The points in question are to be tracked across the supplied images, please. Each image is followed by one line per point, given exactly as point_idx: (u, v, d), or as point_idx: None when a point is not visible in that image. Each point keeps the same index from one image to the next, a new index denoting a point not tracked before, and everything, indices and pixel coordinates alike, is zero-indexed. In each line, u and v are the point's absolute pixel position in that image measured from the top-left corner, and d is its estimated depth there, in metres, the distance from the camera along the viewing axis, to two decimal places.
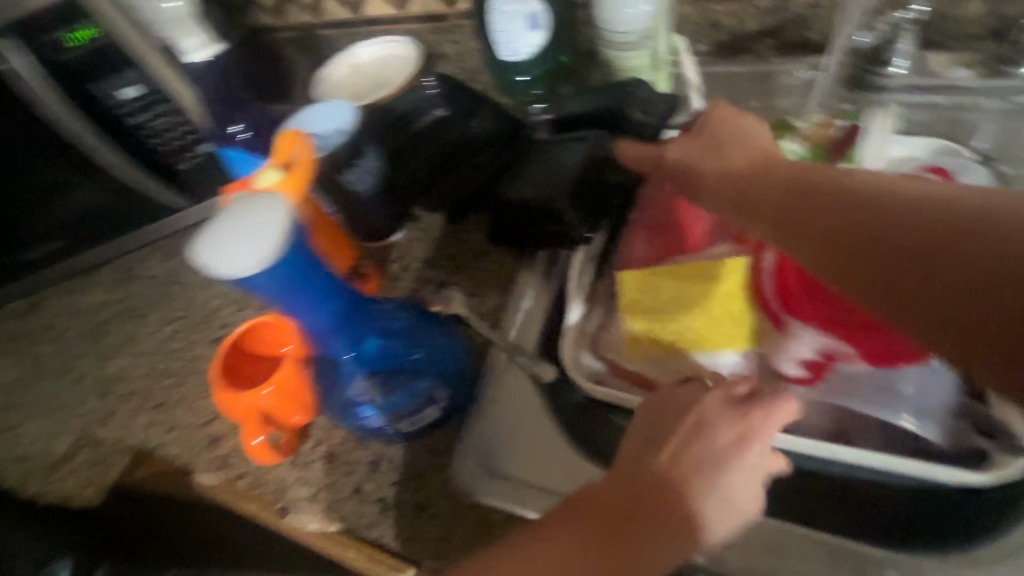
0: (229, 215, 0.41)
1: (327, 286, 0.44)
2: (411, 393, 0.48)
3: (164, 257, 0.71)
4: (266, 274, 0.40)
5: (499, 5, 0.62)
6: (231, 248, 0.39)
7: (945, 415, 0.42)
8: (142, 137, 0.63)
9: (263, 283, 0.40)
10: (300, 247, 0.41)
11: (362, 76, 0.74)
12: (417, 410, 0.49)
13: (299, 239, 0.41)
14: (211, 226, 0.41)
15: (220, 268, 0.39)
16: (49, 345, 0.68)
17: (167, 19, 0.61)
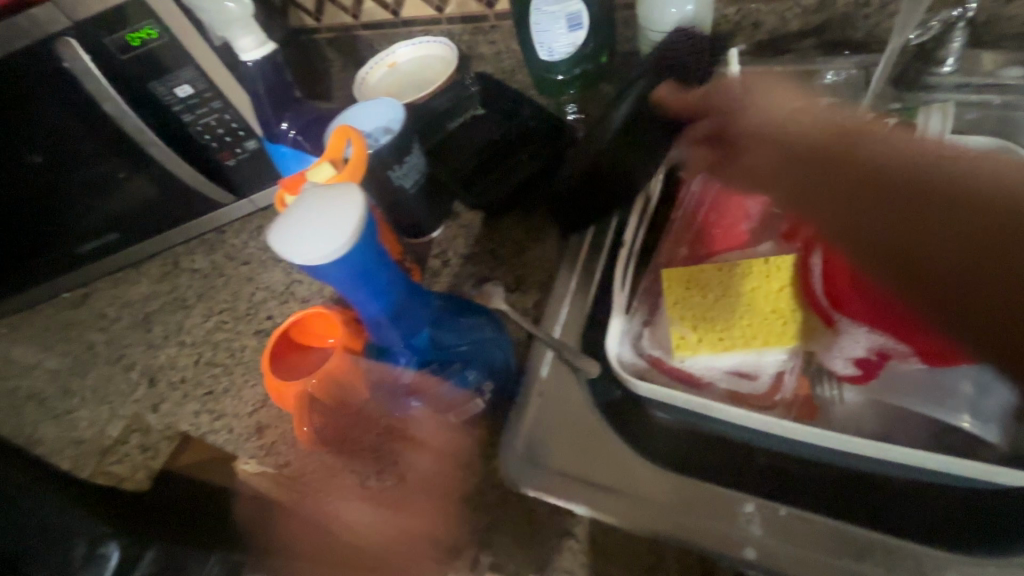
0: (301, 209, 0.42)
1: (388, 280, 0.46)
2: (457, 383, 0.50)
3: (208, 251, 0.75)
4: (336, 265, 0.41)
5: (539, 5, 0.62)
6: (304, 241, 0.40)
7: (1004, 416, 0.40)
8: (193, 132, 0.66)
9: (332, 273, 0.42)
10: (367, 239, 0.43)
11: (401, 77, 0.76)
12: (463, 401, 0.50)
13: (366, 231, 0.43)
14: (284, 219, 0.42)
15: (295, 259, 0.40)
16: (102, 333, 0.71)
17: (221, 20, 0.59)
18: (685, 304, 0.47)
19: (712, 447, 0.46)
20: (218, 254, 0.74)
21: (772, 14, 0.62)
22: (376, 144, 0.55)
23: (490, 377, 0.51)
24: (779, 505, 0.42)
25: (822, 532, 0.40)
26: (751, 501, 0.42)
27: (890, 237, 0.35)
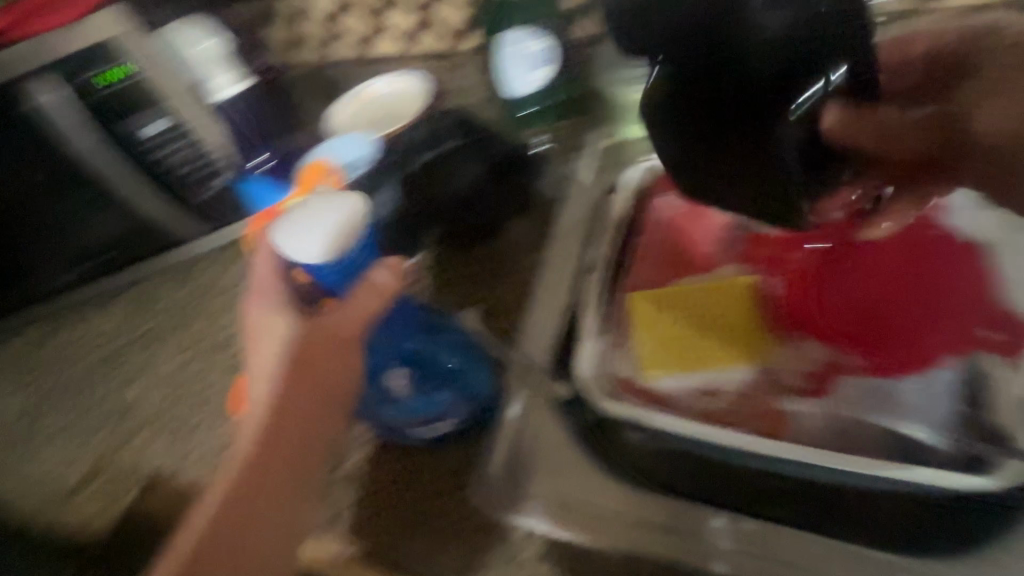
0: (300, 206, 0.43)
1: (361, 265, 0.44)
2: (428, 406, 0.50)
3: (175, 287, 0.74)
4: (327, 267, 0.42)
5: (507, 44, 0.65)
6: (301, 236, 0.41)
7: (952, 424, 0.43)
8: (164, 169, 0.66)
9: (322, 272, 0.42)
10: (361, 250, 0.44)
11: (373, 111, 0.76)
12: (433, 419, 0.50)
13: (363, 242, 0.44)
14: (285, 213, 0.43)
15: (287, 250, 0.41)
16: (66, 374, 0.69)
17: (198, 61, 0.62)
18: (653, 327, 0.49)
19: (683, 464, 0.46)
20: (189, 287, 0.73)
21: None
22: (350, 175, 0.56)
23: (466, 402, 0.51)
24: (746, 516, 0.45)
25: (783, 537, 0.45)
26: (722, 514, 0.46)
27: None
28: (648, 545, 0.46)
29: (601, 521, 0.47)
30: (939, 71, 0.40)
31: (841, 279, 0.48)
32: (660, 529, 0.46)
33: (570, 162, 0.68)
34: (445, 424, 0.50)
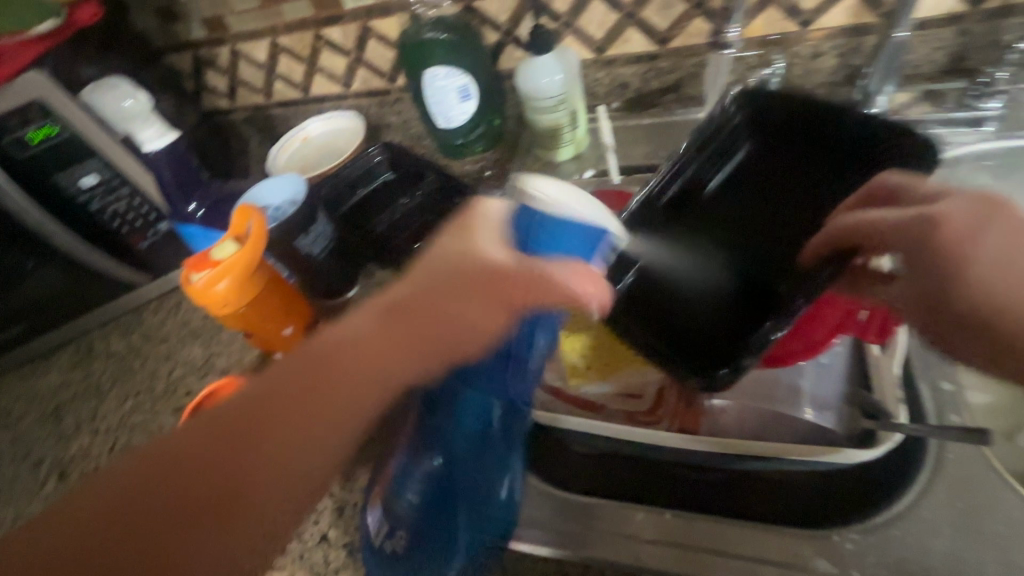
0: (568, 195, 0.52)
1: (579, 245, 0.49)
2: (413, 478, 0.48)
3: (122, 334, 0.74)
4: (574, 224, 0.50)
5: (432, 81, 0.69)
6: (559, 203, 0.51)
7: (838, 405, 0.47)
8: (101, 220, 0.67)
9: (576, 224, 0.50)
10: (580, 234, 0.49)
11: (313, 150, 0.81)
12: (392, 526, 0.46)
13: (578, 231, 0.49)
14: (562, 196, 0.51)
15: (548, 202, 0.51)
16: (6, 432, 0.67)
17: (124, 117, 0.64)
18: (574, 335, 0.52)
19: (610, 463, 0.50)
20: (134, 334, 0.73)
21: (634, 75, 0.72)
22: (280, 215, 0.59)
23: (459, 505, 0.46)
24: (665, 509, 0.45)
25: (702, 526, 0.43)
26: (641, 508, 0.45)
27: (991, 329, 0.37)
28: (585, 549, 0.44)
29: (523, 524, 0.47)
30: (914, 236, 0.39)
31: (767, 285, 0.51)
32: (586, 531, 0.45)
33: (499, 188, 0.73)
34: (399, 527, 0.46)
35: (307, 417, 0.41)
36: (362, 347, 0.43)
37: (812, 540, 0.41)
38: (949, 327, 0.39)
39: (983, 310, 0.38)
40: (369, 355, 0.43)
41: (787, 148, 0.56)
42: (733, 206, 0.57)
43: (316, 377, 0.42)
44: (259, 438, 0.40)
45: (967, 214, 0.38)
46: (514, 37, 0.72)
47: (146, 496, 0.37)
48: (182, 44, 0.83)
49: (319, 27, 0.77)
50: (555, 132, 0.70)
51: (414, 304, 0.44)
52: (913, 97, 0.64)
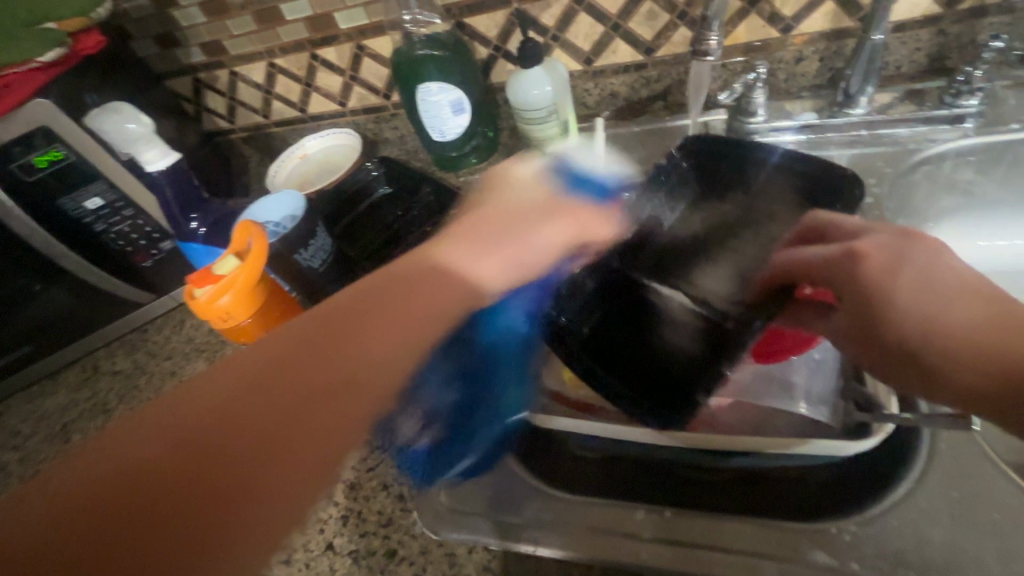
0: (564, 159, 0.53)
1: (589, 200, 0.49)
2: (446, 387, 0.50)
3: (127, 352, 0.75)
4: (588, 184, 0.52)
5: (426, 96, 0.70)
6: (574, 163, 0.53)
7: (834, 399, 0.48)
8: (106, 240, 0.69)
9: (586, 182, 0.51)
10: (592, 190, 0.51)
11: (312, 167, 0.82)
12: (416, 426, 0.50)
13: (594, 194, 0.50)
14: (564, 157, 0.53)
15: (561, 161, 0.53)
16: (16, 451, 0.68)
17: (125, 139, 0.63)
18: None
19: (613, 464, 0.51)
20: (139, 353, 0.74)
21: (622, 85, 0.74)
22: (282, 231, 0.60)
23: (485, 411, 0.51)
24: (665, 509, 0.45)
25: (701, 523, 0.44)
26: (642, 507, 0.46)
27: (950, 352, 0.34)
28: (590, 549, 0.44)
29: (526, 526, 0.47)
30: (833, 269, 0.39)
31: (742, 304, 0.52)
32: (592, 532, 0.45)
33: None
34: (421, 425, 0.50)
35: (362, 335, 0.39)
36: (422, 275, 0.43)
37: (814, 532, 0.41)
38: (882, 355, 0.37)
39: (913, 333, 0.35)
40: (423, 272, 0.43)
41: (713, 197, 0.59)
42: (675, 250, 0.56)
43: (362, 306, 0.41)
44: (308, 368, 0.38)
45: (886, 245, 0.38)
46: (504, 52, 0.74)
47: (209, 426, 0.34)
48: (182, 69, 0.85)
49: (315, 47, 0.79)
50: (550, 142, 0.72)
51: (461, 236, 0.46)
52: (896, 96, 0.65)
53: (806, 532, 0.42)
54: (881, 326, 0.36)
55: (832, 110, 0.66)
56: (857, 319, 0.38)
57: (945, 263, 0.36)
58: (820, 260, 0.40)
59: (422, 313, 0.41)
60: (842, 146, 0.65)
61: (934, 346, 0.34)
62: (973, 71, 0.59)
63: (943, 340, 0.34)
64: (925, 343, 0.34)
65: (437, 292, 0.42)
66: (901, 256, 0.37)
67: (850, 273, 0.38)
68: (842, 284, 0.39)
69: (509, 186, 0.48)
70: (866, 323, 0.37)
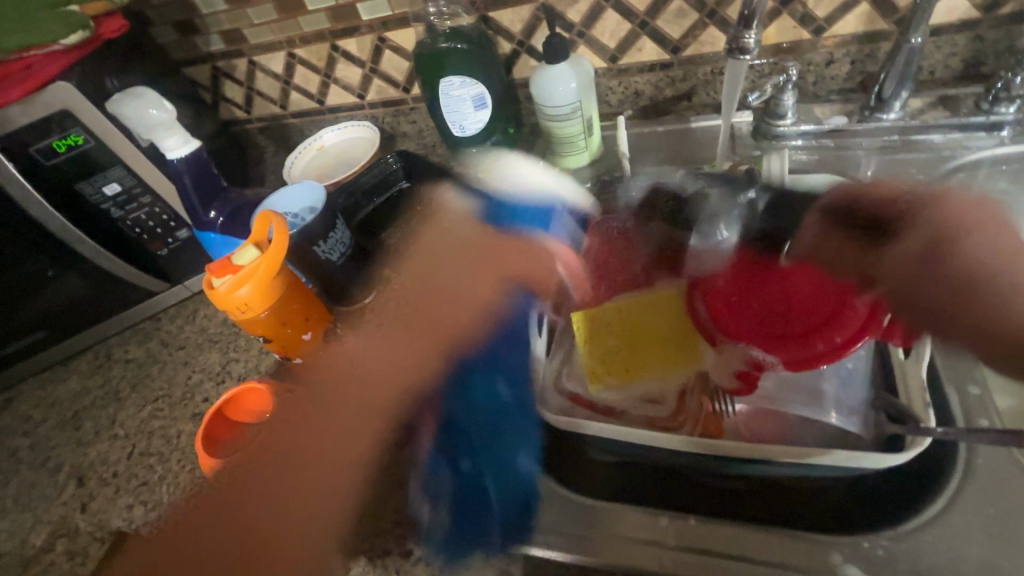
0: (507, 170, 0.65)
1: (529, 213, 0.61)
2: (452, 466, 0.49)
3: (140, 341, 0.74)
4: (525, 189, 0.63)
5: (447, 90, 0.69)
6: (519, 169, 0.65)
7: (864, 409, 0.47)
8: (124, 228, 0.69)
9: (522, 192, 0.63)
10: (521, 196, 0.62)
11: (329, 159, 0.81)
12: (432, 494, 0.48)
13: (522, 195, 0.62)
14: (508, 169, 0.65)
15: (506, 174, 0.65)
16: (26, 438, 0.68)
17: (147, 125, 0.63)
18: (594, 341, 0.52)
19: (634, 469, 0.50)
20: (152, 341, 0.74)
21: (647, 83, 0.73)
22: (302, 222, 0.59)
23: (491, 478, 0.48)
24: (690, 517, 0.44)
25: (729, 534, 0.43)
26: (665, 514, 0.45)
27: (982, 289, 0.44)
28: (612, 554, 0.44)
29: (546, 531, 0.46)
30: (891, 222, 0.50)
31: (764, 290, 0.50)
32: (615, 537, 0.44)
33: None
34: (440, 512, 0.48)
35: (323, 412, 0.52)
36: (373, 355, 0.56)
37: (848, 545, 0.40)
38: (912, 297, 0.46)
39: (975, 274, 0.44)
40: (371, 354, 0.57)
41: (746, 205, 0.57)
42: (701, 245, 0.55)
43: (339, 380, 0.56)
44: (309, 438, 0.50)
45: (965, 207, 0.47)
46: (527, 47, 0.73)
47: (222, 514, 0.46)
48: (200, 57, 0.84)
49: (336, 39, 0.78)
50: (569, 140, 0.70)
51: (401, 312, 0.60)
52: (928, 102, 0.64)
53: (838, 545, 0.40)
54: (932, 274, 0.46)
55: (864, 114, 0.65)
56: (908, 271, 0.46)
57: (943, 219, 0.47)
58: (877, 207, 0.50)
59: (374, 391, 0.53)
60: (873, 151, 0.64)
61: (996, 286, 0.43)
62: (1013, 77, 0.57)
63: (987, 282, 0.44)
64: (987, 284, 0.44)
65: (378, 376, 0.54)
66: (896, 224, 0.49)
67: (912, 219, 0.48)
68: (923, 233, 0.48)
69: (439, 224, 0.66)
70: (920, 271, 0.46)
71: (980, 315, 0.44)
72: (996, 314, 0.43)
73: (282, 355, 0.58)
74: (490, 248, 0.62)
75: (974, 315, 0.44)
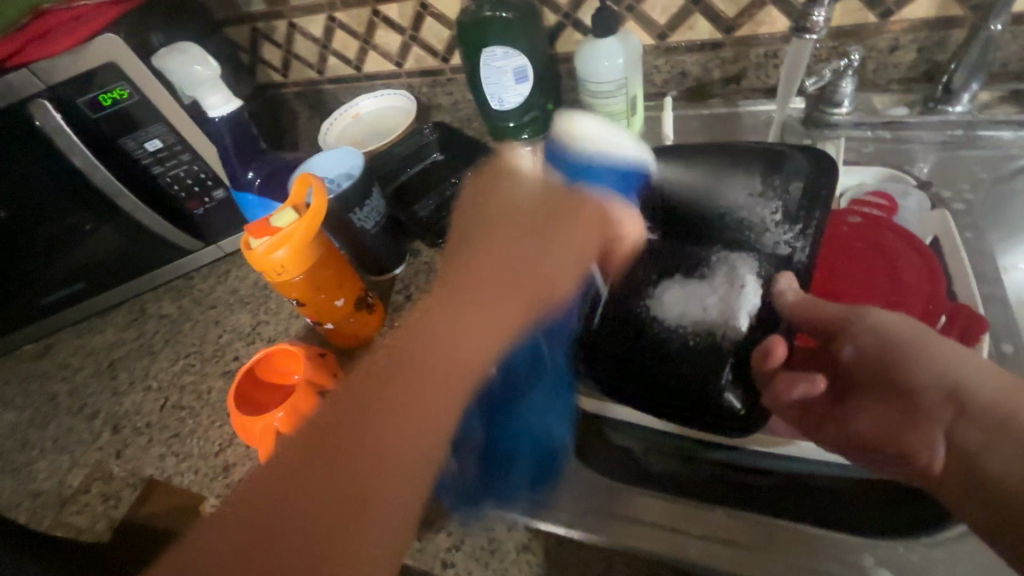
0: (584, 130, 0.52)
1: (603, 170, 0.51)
2: (495, 425, 0.48)
3: (173, 297, 0.76)
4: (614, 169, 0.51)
5: (488, 60, 0.67)
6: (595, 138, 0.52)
7: None
8: (162, 184, 0.69)
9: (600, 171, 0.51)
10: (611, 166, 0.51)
11: (363, 127, 0.81)
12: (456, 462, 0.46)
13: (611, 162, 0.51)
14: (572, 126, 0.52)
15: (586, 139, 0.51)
16: (65, 383, 0.70)
17: (192, 81, 0.63)
18: None
19: (651, 457, 0.49)
20: (185, 299, 0.75)
21: (696, 63, 0.70)
22: (338, 188, 0.59)
23: (533, 421, 0.48)
24: (712, 506, 0.44)
25: (754, 527, 0.42)
26: (688, 502, 0.45)
27: (972, 470, 0.32)
28: (636, 539, 0.43)
29: (567, 509, 0.46)
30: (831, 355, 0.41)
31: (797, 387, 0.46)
32: (633, 523, 0.44)
33: None
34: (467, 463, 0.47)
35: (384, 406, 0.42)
36: (433, 336, 0.46)
37: (877, 548, 0.40)
38: (879, 407, 0.37)
39: (917, 440, 0.35)
40: (456, 339, 0.46)
41: (682, 262, 0.49)
42: (623, 316, 0.48)
43: (399, 370, 0.44)
44: (365, 425, 0.41)
45: (902, 324, 0.38)
46: (573, 20, 0.71)
47: (251, 553, 0.36)
48: (241, 17, 0.83)
49: (378, 3, 0.77)
50: (612, 118, 0.67)
51: (477, 275, 0.49)
52: (998, 96, 0.60)
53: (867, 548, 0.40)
54: (886, 433, 0.37)
55: (925, 107, 0.62)
56: (885, 424, 0.37)
57: (867, 325, 0.39)
58: (797, 316, 0.42)
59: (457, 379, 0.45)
60: (934, 146, 0.61)
61: (977, 448, 0.32)
62: None
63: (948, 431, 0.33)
64: (971, 449, 0.32)
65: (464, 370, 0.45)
66: (844, 324, 0.40)
67: (860, 350, 0.39)
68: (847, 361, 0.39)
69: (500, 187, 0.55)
70: (888, 421, 0.37)
71: (966, 493, 0.32)
72: (969, 490, 0.32)
73: (314, 320, 0.58)
74: (529, 207, 0.52)
75: (963, 495, 0.32)
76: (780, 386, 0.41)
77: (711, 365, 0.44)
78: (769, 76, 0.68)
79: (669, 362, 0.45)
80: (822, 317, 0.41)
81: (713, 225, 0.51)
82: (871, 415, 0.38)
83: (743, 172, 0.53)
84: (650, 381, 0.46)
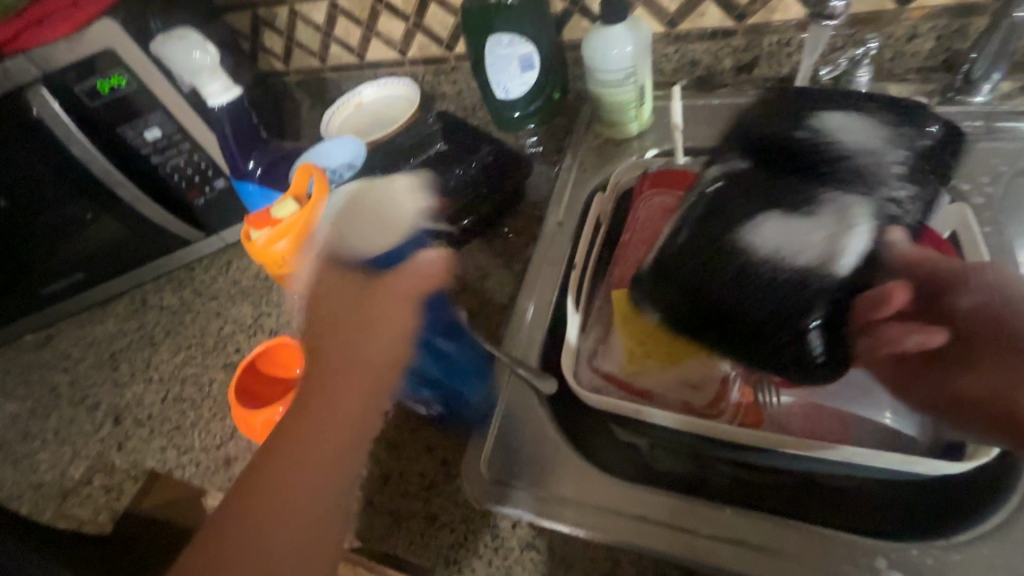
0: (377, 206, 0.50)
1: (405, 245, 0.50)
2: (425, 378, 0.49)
3: (174, 288, 0.75)
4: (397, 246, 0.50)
5: (494, 48, 0.66)
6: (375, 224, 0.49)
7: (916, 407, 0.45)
8: (162, 175, 0.68)
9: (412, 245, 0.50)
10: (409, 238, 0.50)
11: (366, 117, 0.79)
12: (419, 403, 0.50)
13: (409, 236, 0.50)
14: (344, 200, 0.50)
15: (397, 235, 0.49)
16: (66, 374, 0.70)
17: (190, 68, 0.62)
18: (632, 321, 0.51)
19: (658, 454, 0.49)
20: (186, 290, 0.74)
21: (706, 52, 0.68)
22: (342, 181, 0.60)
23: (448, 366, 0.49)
24: (723, 507, 0.43)
25: (766, 528, 0.41)
26: (698, 501, 0.44)
27: None
28: (643, 540, 0.43)
29: (573, 509, 0.45)
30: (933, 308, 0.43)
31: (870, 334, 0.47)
32: (638, 522, 0.43)
33: (553, 164, 0.71)
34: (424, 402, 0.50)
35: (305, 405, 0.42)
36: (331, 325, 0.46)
37: (894, 551, 0.39)
38: (988, 363, 0.39)
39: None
40: (353, 328, 0.45)
41: (788, 193, 0.46)
42: (703, 239, 0.46)
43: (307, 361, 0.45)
44: (292, 426, 0.42)
45: (995, 291, 0.42)
46: (581, 7, 0.69)
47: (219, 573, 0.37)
48: (242, 3, 0.82)
49: None
50: (621, 107, 0.66)
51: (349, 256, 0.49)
52: (1020, 86, 0.58)
53: (882, 552, 0.39)
54: (998, 390, 0.38)
55: (942, 97, 0.60)
56: (993, 380, 0.39)
57: (982, 286, 0.42)
58: (910, 268, 0.43)
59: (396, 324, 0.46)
60: None
61: None
62: None
63: None
64: None
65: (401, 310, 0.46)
66: (955, 283, 0.43)
67: (972, 307, 0.41)
68: (957, 316, 0.42)
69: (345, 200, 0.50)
70: (995, 376, 0.39)
71: None
72: None
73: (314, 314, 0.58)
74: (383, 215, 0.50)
75: None
76: (892, 332, 0.42)
77: (798, 308, 0.43)
78: (782, 64, 0.67)
79: (744, 297, 0.44)
80: (933, 273, 0.43)
81: (833, 157, 0.47)
82: (973, 371, 0.40)
83: (876, 109, 0.50)
84: (726, 326, 0.45)
